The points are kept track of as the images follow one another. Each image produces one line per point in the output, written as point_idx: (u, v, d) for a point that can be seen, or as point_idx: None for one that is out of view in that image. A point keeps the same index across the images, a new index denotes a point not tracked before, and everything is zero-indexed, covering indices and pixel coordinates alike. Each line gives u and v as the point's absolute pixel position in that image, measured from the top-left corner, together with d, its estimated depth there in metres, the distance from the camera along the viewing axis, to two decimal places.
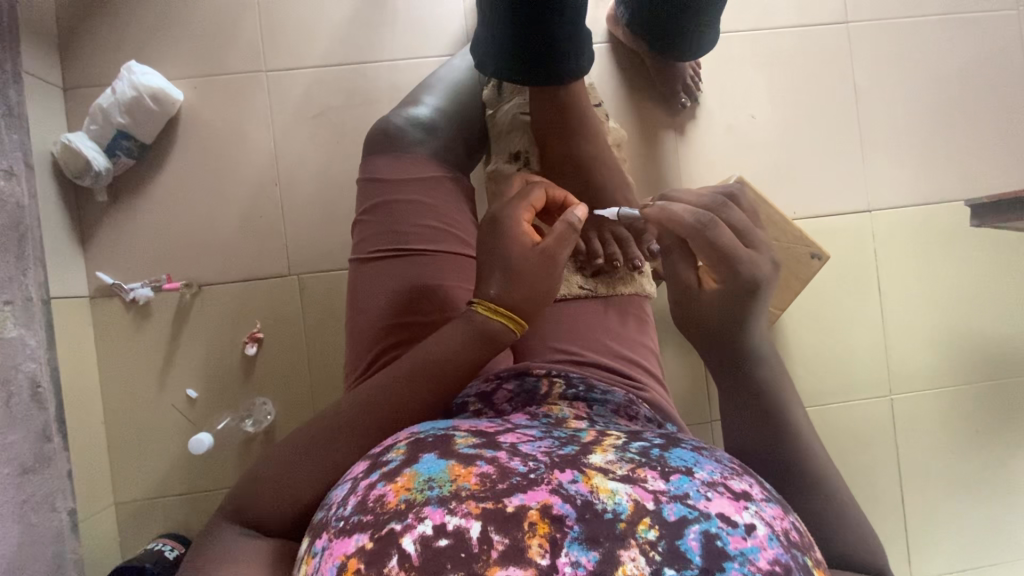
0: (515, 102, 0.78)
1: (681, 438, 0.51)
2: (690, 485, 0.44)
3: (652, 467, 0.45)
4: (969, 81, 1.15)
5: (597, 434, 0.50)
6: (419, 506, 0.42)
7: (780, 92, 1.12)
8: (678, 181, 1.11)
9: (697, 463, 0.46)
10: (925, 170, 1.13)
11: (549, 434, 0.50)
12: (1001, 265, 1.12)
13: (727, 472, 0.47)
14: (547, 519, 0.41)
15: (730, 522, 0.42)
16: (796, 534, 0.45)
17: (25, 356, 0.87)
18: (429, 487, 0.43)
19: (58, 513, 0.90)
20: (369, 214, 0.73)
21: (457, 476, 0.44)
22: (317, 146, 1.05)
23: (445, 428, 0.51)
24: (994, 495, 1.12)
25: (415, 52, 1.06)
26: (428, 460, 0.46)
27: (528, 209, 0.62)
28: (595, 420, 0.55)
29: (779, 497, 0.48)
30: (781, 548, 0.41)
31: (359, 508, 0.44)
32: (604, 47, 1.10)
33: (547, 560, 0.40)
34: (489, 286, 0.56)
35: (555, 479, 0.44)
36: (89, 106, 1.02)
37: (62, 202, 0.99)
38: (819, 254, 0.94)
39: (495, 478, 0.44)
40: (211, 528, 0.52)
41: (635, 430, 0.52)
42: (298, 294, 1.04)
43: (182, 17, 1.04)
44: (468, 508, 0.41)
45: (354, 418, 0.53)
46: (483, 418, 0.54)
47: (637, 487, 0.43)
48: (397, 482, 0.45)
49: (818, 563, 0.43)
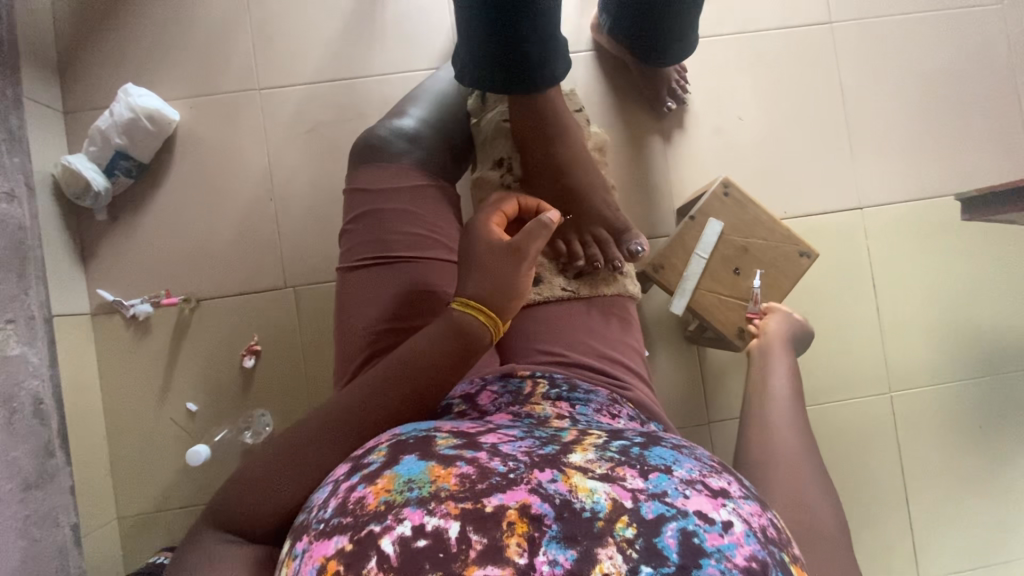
0: (498, 110, 0.80)
1: (661, 437, 0.52)
2: (668, 483, 0.44)
3: (631, 466, 0.46)
4: (955, 77, 1.15)
5: (578, 434, 0.50)
6: (399, 506, 0.43)
7: (765, 93, 1.13)
8: (667, 184, 1.12)
9: (676, 461, 0.47)
10: (913, 166, 1.14)
11: (530, 434, 0.50)
12: (995, 258, 1.12)
13: (706, 469, 0.47)
14: (525, 518, 0.42)
15: (707, 519, 0.42)
16: (773, 530, 0.45)
17: (28, 373, 0.90)
18: (409, 488, 0.44)
19: (61, 528, 0.92)
20: (354, 223, 0.75)
21: (437, 477, 0.44)
22: (310, 160, 1.07)
23: (427, 430, 0.51)
24: (999, 491, 1.10)
25: (403, 67, 1.08)
26: (408, 462, 0.46)
27: (498, 214, 0.64)
28: (578, 419, 0.56)
29: (758, 493, 0.48)
30: (758, 544, 0.42)
31: (340, 510, 0.45)
32: (589, 55, 1.12)
33: (524, 559, 0.40)
34: (467, 283, 0.58)
35: (534, 478, 0.44)
36: (88, 129, 1.05)
37: (63, 222, 1.02)
38: (806, 251, 0.93)
39: (474, 479, 0.44)
40: (200, 536, 0.53)
41: (616, 429, 0.53)
42: (294, 307, 1.05)
43: (178, 40, 1.07)
44: (447, 509, 0.42)
45: (337, 423, 0.54)
46: (465, 420, 0.55)
47: (616, 486, 0.44)
48: (377, 484, 0.45)
49: (795, 559, 0.44)
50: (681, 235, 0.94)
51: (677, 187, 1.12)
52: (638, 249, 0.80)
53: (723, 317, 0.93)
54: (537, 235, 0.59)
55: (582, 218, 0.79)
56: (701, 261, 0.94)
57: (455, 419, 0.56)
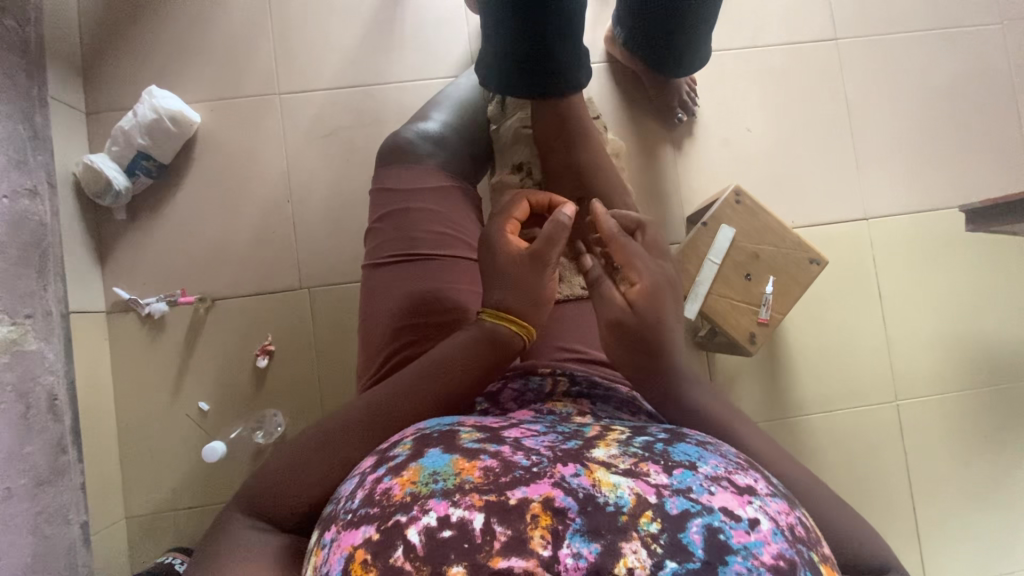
0: (519, 117, 0.81)
1: (686, 433, 0.51)
2: (693, 479, 0.44)
3: (655, 462, 0.45)
4: (957, 92, 1.18)
5: (601, 430, 0.51)
6: (424, 498, 0.43)
7: (774, 106, 1.16)
8: (677, 193, 1.14)
9: (701, 457, 0.47)
10: (918, 178, 1.16)
11: (552, 430, 0.51)
12: (999, 268, 1.14)
13: (731, 466, 0.47)
14: (549, 512, 0.42)
15: (733, 516, 0.42)
16: (801, 529, 0.44)
17: (44, 369, 0.90)
18: (434, 480, 0.44)
19: (72, 526, 0.91)
20: (381, 222, 0.76)
21: (461, 470, 0.44)
22: (328, 163, 1.09)
23: (451, 424, 0.52)
24: (1006, 501, 1.11)
25: (421, 74, 1.11)
26: (433, 455, 0.46)
27: (511, 221, 0.63)
28: (600, 416, 0.56)
29: (785, 492, 0.47)
30: (786, 543, 0.41)
31: (367, 501, 0.45)
32: (602, 66, 1.15)
33: (549, 551, 0.40)
34: (492, 295, 0.59)
35: (557, 472, 0.44)
36: (110, 129, 1.06)
37: (82, 221, 1.03)
38: (817, 259, 0.94)
39: (498, 472, 0.44)
40: (227, 523, 0.53)
41: (639, 426, 0.53)
42: (308, 308, 1.06)
43: (200, 45, 1.09)
44: (471, 501, 0.42)
45: (365, 413, 0.55)
46: (488, 417, 0.55)
47: (640, 481, 0.43)
48: (403, 475, 0.45)
49: (825, 558, 0.43)
50: (693, 241, 0.96)
51: (687, 195, 1.14)
52: None
53: (735, 322, 0.95)
54: (558, 237, 0.59)
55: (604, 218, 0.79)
56: (714, 267, 0.95)
57: (479, 416, 0.56)
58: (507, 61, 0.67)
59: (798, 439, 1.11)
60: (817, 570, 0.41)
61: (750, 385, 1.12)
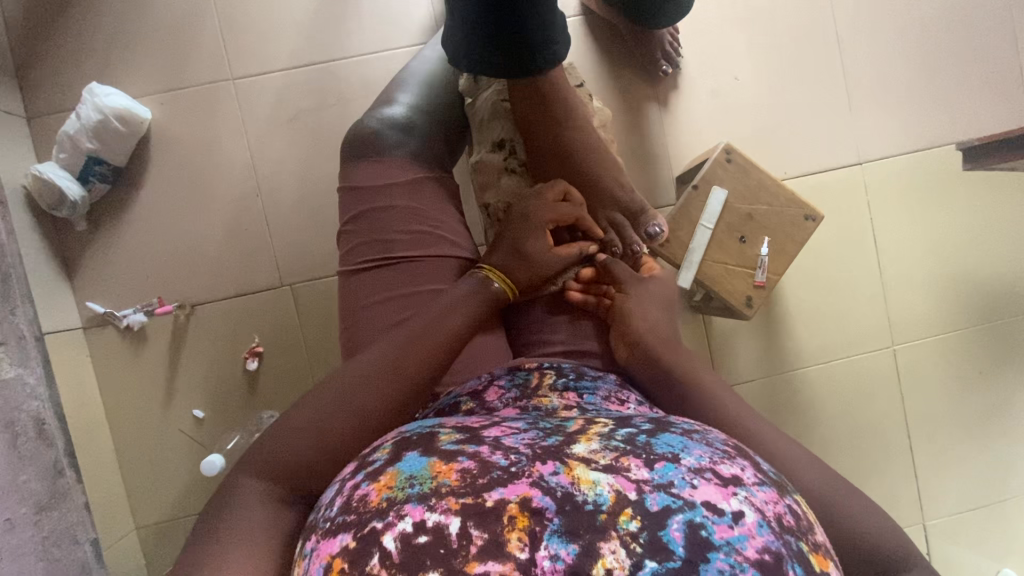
0: (495, 89, 0.75)
1: (671, 422, 0.49)
2: (675, 473, 0.41)
3: (636, 455, 0.43)
4: (954, 19, 1.12)
5: (584, 423, 0.48)
6: (400, 503, 0.40)
7: (762, 49, 1.09)
8: (666, 153, 1.09)
9: (684, 448, 0.44)
10: (913, 115, 1.12)
11: (534, 427, 0.48)
12: (994, 204, 1.12)
13: (716, 456, 0.44)
14: (526, 512, 0.39)
15: (716, 510, 0.39)
16: (790, 518, 0.41)
17: (26, 395, 0.85)
18: (410, 485, 0.41)
19: (81, 545, 0.89)
20: (354, 223, 0.73)
21: (438, 473, 0.42)
22: (294, 149, 1.02)
23: (431, 426, 0.50)
24: (999, 433, 1.13)
25: (384, 45, 1.02)
26: (410, 459, 0.44)
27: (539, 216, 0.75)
28: (586, 408, 0.54)
29: (775, 479, 0.44)
30: (772, 535, 0.38)
31: (345, 509, 0.43)
32: (578, 20, 1.07)
33: (526, 553, 0.37)
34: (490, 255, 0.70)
35: (536, 471, 0.42)
36: (56, 134, 0.99)
37: (41, 236, 0.97)
38: (813, 215, 0.91)
39: (475, 473, 0.41)
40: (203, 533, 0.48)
41: (624, 416, 0.50)
42: (293, 305, 1.03)
43: (140, 32, 1.00)
44: (448, 504, 0.39)
45: (341, 418, 0.53)
46: (471, 416, 0.53)
47: (619, 477, 0.41)
48: (380, 480, 0.43)
49: (816, 547, 0.40)
50: (685, 207, 0.92)
51: (675, 154, 1.09)
52: (656, 231, 0.80)
53: (730, 286, 0.93)
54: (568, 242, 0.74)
55: (600, 201, 0.77)
56: (707, 232, 0.92)
57: (463, 417, 0.54)
58: (536, 33, 0.60)
59: (797, 392, 1.11)
60: (807, 562, 0.38)
61: (748, 344, 1.11)
